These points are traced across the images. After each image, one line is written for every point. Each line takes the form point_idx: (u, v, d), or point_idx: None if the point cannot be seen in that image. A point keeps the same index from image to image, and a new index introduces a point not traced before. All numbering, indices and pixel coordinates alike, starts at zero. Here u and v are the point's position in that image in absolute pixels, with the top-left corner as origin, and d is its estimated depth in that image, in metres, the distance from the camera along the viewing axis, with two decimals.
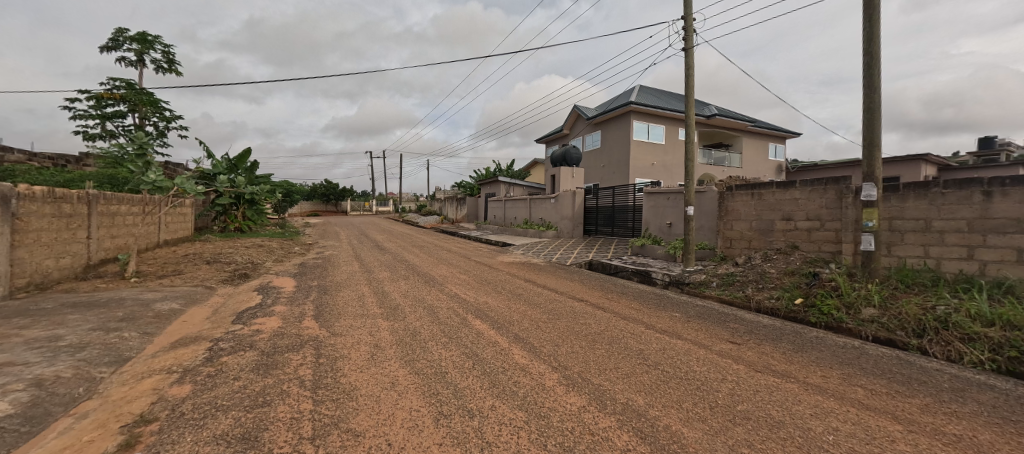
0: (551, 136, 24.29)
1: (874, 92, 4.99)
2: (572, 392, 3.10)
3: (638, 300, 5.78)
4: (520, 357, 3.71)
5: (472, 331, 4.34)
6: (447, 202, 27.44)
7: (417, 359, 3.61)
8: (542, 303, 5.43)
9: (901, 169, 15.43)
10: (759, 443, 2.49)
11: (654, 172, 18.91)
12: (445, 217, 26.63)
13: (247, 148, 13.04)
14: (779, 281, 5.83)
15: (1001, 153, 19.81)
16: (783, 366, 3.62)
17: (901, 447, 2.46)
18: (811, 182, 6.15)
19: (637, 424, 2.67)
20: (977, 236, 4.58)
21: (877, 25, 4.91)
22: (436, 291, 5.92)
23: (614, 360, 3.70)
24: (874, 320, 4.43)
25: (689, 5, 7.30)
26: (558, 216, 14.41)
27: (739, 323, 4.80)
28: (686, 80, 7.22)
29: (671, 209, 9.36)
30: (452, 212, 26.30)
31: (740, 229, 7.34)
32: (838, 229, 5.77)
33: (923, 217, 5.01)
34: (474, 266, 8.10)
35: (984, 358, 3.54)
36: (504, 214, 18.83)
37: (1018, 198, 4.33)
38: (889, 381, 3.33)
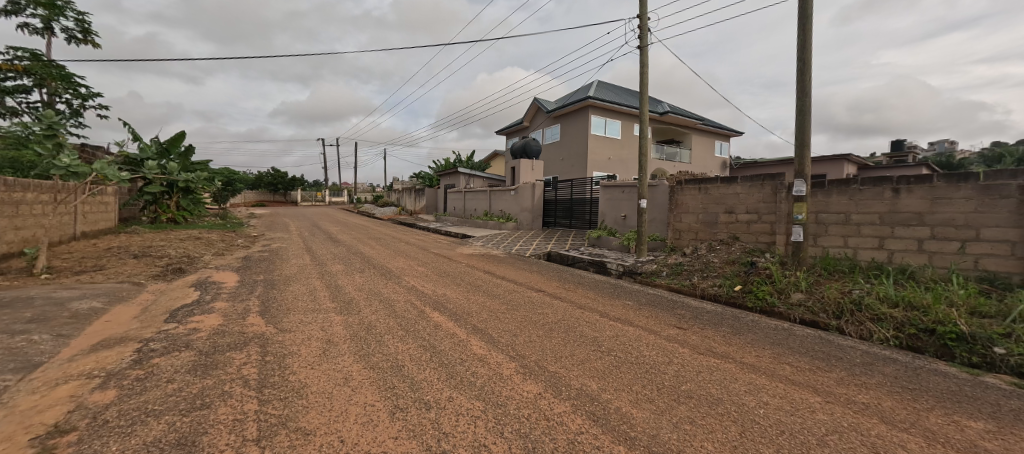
0: (512, 128, 24.25)
1: (805, 96, 5.43)
2: (529, 380, 3.16)
3: (594, 290, 5.97)
4: (477, 348, 3.73)
5: (430, 323, 4.30)
6: (406, 193, 26.72)
7: (372, 353, 3.52)
8: (501, 294, 5.46)
9: (827, 167, 16.99)
10: (701, 419, 2.68)
11: (611, 166, 19.52)
12: (404, 209, 25.92)
13: (181, 131, 11.93)
14: (721, 270, 6.25)
15: (909, 155, 22.23)
16: (723, 347, 3.90)
17: (820, 417, 2.75)
18: (750, 178, 6.61)
19: (591, 408, 2.78)
20: (887, 228, 5.15)
21: (809, 34, 5.34)
22: (393, 283, 5.78)
23: (570, 348, 3.80)
24: (801, 304, 4.88)
25: (644, 4, 7.52)
26: (518, 208, 14.50)
27: (685, 310, 5.10)
28: (641, 77, 7.46)
29: (626, 202, 9.72)
30: (412, 203, 25.64)
31: (688, 222, 7.77)
32: (773, 221, 6.27)
33: (844, 211, 5.56)
34: (433, 258, 7.97)
35: (890, 335, 4.03)
36: (464, 206, 18.65)
37: (920, 195, 4.91)
38: (812, 359, 3.68)
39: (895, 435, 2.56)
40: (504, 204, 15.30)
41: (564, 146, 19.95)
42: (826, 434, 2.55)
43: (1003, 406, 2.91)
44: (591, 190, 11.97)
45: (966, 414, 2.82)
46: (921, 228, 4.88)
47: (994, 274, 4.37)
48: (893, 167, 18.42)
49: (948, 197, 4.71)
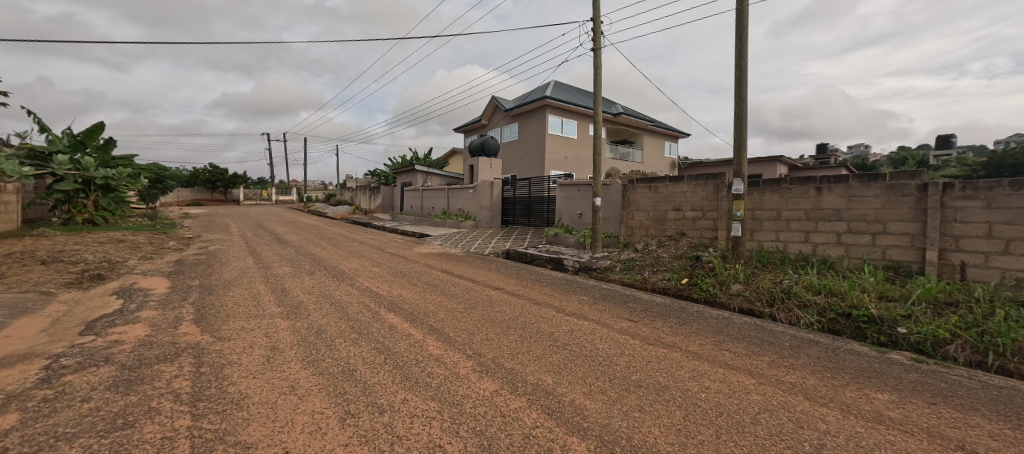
0: (470, 126, 24.08)
1: (742, 101, 5.83)
2: (486, 378, 3.16)
3: (551, 286, 6.09)
4: (434, 348, 3.68)
5: (385, 324, 4.18)
6: (360, 192, 25.71)
7: (321, 358, 3.36)
8: (459, 293, 5.42)
9: (762, 167, 18.47)
10: (649, 406, 2.81)
11: (569, 165, 19.99)
12: (359, 207, 24.99)
13: (100, 122, 10.75)
14: (670, 264, 6.59)
15: (831, 157, 24.73)
16: (670, 337, 4.11)
17: (754, 397, 2.98)
18: (695, 177, 7.02)
19: (546, 401, 2.83)
20: (812, 223, 5.67)
21: (745, 44, 5.74)
22: (345, 285, 5.55)
23: (526, 344, 3.85)
24: (740, 294, 5.26)
25: (598, 7, 7.72)
26: (477, 206, 14.44)
27: (637, 303, 5.34)
28: (595, 78, 7.67)
29: (581, 200, 9.98)
30: (367, 202, 24.74)
31: (639, 219, 8.11)
32: (715, 218, 6.70)
33: (776, 208, 6.06)
34: (388, 258, 7.75)
35: (815, 320, 4.45)
36: (422, 205, 18.26)
37: (839, 193, 5.45)
38: (748, 344, 3.98)
39: (817, 410, 2.83)
40: (463, 202, 15.17)
41: (522, 145, 20.10)
42: (759, 412, 2.77)
43: (904, 378, 3.31)
44: (549, 189, 12.17)
45: (874, 387, 3.17)
46: (839, 223, 5.42)
47: (898, 263, 4.94)
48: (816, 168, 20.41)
49: (861, 195, 5.26)
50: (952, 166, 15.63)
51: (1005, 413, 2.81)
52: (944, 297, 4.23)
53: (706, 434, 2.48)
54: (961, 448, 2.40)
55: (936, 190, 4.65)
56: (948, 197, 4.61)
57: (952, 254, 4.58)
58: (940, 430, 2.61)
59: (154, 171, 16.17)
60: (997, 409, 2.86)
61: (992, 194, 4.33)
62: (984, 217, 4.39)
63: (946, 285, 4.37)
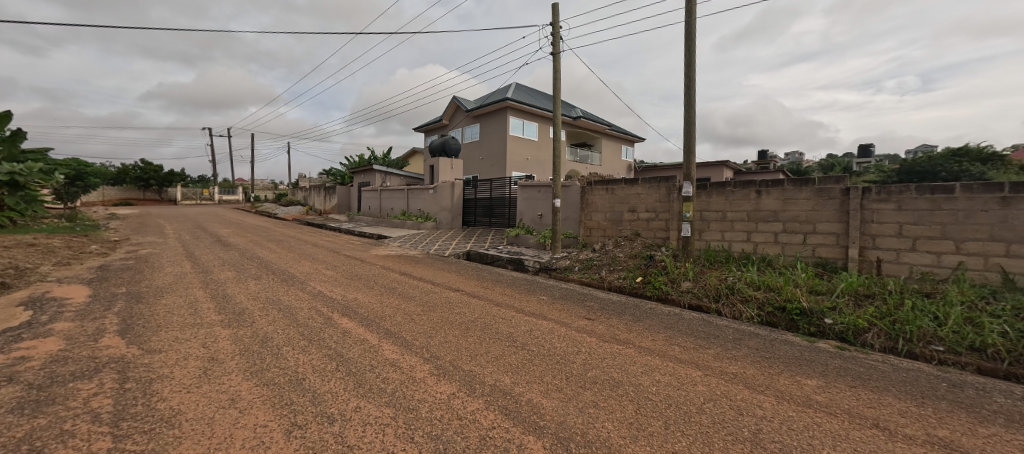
0: (431, 126, 23.72)
1: (691, 109, 6.16)
2: (443, 381, 3.11)
3: (511, 287, 6.12)
4: (390, 352, 3.58)
5: (338, 330, 4.02)
6: (314, 192, 24.52)
7: (266, 368, 3.18)
8: (417, 296, 5.32)
9: (709, 171, 19.68)
10: (603, 402, 2.90)
11: (530, 167, 20.25)
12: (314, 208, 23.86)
13: (6, 111, 9.53)
14: (626, 263, 6.84)
15: (770, 162, 26.86)
16: (624, 334, 4.27)
17: (700, 388, 3.15)
18: (649, 179, 7.33)
19: (503, 402, 2.83)
20: (753, 223, 6.10)
21: (693, 54, 6.07)
22: (294, 290, 5.27)
23: (484, 346, 3.84)
24: (689, 291, 5.55)
25: (558, 13, 7.86)
26: (437, 207, 14.24)
27: (594, 302, 5.49)
28: (554, 82, 7.80)
29: (542, 202, 10.12)
30: (320, 203, 23.59)
31: (597, 220, 8.34)
32: (667, 219, 7.04)
33: (722, 210, 6.45)
34: (344, 261, 7.45)
35: (755, 314, 4.78)
36: (382, 205, 17.72)
37: (776, 196, 5.90)
38: (696, 338, 4.21)
39: (755, 397, 3.04)
40: (423, 203, 14.90)
41: (484, 146, 20.05)
42: (704, 402, 2.93)
43: (829, 365, 3.64)
44: (510, 190, 12.25)
45: (804, 374, 3.46)
46: (776, 224, 5.87)
47: (826, 260, 5.42)
48: (757, 173, 22.08)
49: (795, 197, 5.71)
50: (869, 172, 17.49)
51: (911, 393, 3.17)
52: (863, 290, 4.69)
53: (656, 426, 2.59)
54: (876, 426, 2.67)
55: (857, 194, 5.16)
56: (867, 200, 5.12)
57: (870, 251, 5.09)
58: (859, 411, 2.89)
59: (75, 167, 14.55)
60: (905, 390, 3.21)
61: (902, 198, 4.86)
62: (896, 218, 4.92)
63: (865, 279, 4.85)
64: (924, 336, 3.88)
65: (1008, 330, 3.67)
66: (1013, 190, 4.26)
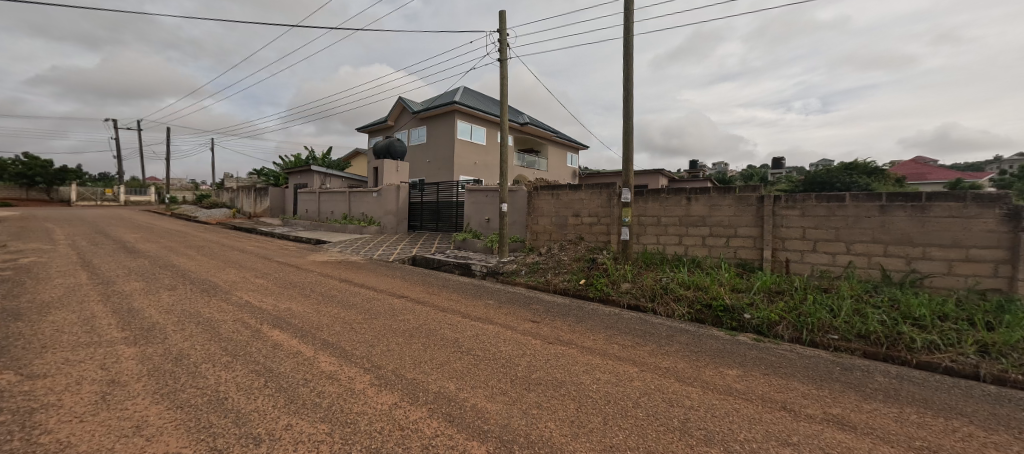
0: (375, 126, 22.86)
1: (628, 120, 6.54)
2: (384, 391, 3.00)
3: (457, 292, 6.06)
4: (326, 364, 3.40)
5: (267, 343, 3.73)
6: (242, 193, 22.46)
7: (181, 389, 2.86)
8: (357, 304, 5.08)
9: (647, 179, 21.11)
10: (546, 402, 2.97)
11: (479, 171, 20.29)
12: (240, 211, 21.82)
13: None
14: (570, 266, 7.07)
15: (700, 170, 29.42)
16: (568, 335, 4.40)
17: (636, 384, 3.34)
18: (592, 186, 7.65)
19: (447, 409, 2.80)
20: (684, 228, 6.60)
21: (630, 69, 6.45)
22: (217, 301, 4.80)
23: (429, 352, 3.77)
24: (628, 291, 5.87)
25: (505, 20, 7.96)
26: (381, 211, 13.74)
27: (539, 305, 5.59)
28: (501, 87, 7.89)
29: (489, 206, 10.17)
30: (249, 205, 21.66)
31: (543, 224, 8.53)
32: (609, 223, 7.40)
33: (657, 215, 6.90)
34: (276, 269, 6.92)
35: (687, 311, 5.16)
36: (320, 208, 16.70)
37: (703, 202, 6.43)
38: (633, 336, 4.46)
39: (684, 389, 3.28)
40: (366, 206, 14.30)
41: (432, 149, 19.70)
42: (640, 396, 3.11)
43: (748, 356, 4.03)
44: (457, 194, 12.15)
45: (727, 365, 3.80)
46: (704, 228, 6.40)
47: (745, 261, 6.01)
48: (688, 181, 24.07)
49: (719, 204, 6.27)
50: (780, 182, 19.77)
51: (813, 377, 3.60)
52: (775, 287, 5.27)
53: (595, 422, 2.70)
54: (783, 408, 3.00)
55: (769, 202, 5.80)
56: (777, 207, 5.78)
57: (781, 252, 5.74)
58: (771, 396, 3.22)
59: None
60: (809, 375, 3.64)
61: (805, 205, 5.56)
62: (800, 223, 5.61)
63: (776, 277, 5.45)
64: (823, 326, 4.43)
65: (885, 318, 4.32)
66: (889, 199, 5.03)
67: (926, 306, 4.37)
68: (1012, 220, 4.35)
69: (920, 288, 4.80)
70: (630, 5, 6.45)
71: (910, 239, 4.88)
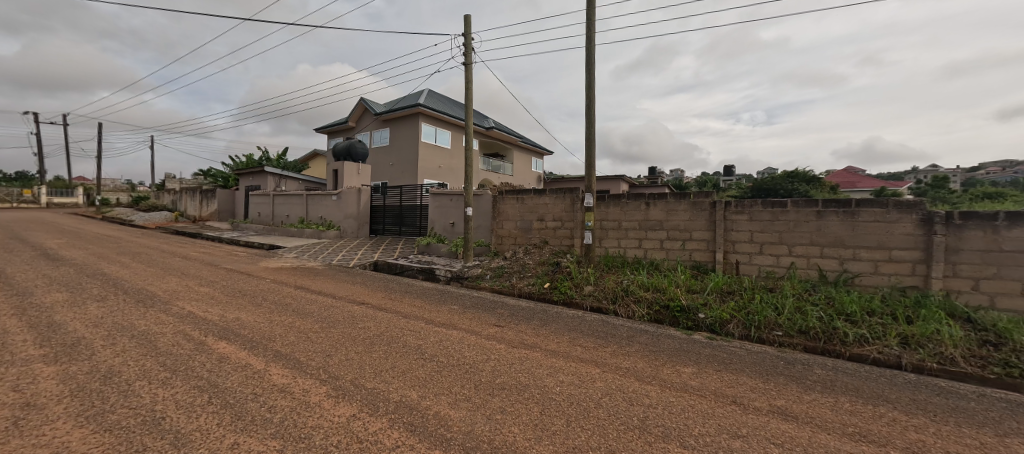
0: (335, 127, 22.05)
1: (590, 127, 6.73)
2: (342, 403, 2.88)
3: (421, 297, 5.94)
4: (279, 376, 3.21)
5: (212, 356, 3.47)
6: (186, 195, 20.85)
7: (109, 410, 2.59)
8: (313, 312, 4.85)
9: (608, 184, 21.75)
10: (510, 406, 2.97)
11: (443, 175, 20.08)
12: (182, 215, 20.21)
13: None
14: (535, 270, 7.15)
15: (659, 177, 30.75)
16: (533, 339, 4.43)
17: (598, 384, 3.42)
18: (556, 190, 7.79)
19: (409, 418, 2.73)
20: (644, 231, 6.86)
21: (592, 78, 6.64)
22: (154, 312, 4.42)
23: (390, 360, 3.67)
24: (590, 294, 6.01)
25: (469, 24, 7.97)
26: (341, 215, 13.28)
27: (504, 309, 5.61)
28: (466, 91, 7.87)
29: (454, 210, 10.08)
30: (194, 208, 20.12)
31: (508, 228, 8.56)
32: (572, 227, 7.56)
33: (618, 219, 7.13)
34: (224, 276, 6.48)
35: (646, 312, 5.36)
36: (275, 212, 15.84)
37: (661, 207, 6.71)
38: (595, 338, 4.57)
39: (643, 388, 3.39)
40: (326, 210, 13.74)
41: (396, 152, 19.27)
42: (601, 397, 3.18)
43: (702, 354, 4.24)
44: (421, 198, 11.96)
45: (683, 363, 3.98)
46: (662, 232, 6.68)
47: (700, 263, 6.34)
48: (647, 187, 25.12)
49: (675, 209, 6.57)
50: (730, 189, 21.07)
51: (760, 371, 3.84)
52: (726, 287, 5.59)
53: (558, 424, 2.73)
54: (733, 402, 3.18)
55: (720, 207, 6.16)
56: (728, 212, 6.14)
57: (731, 255, 6.10)
58: (723, 391, 3.41)
59: None
60: (756, 370, 3.88)
61: (752, 210, 5.96)
62: (748, 227, 5.99)
63: (728, 278, 5.79)
64: (769, 324, 4.75)
65: (822, 314, 4.69)
66: (824, 205, 5.48)
67: (856, 303, 4.79)
68: (926, 224, 4.88)
69: (851, 286, 5.26)
70: (592, 17, 6.65)
71: (842, 241, 5.35)
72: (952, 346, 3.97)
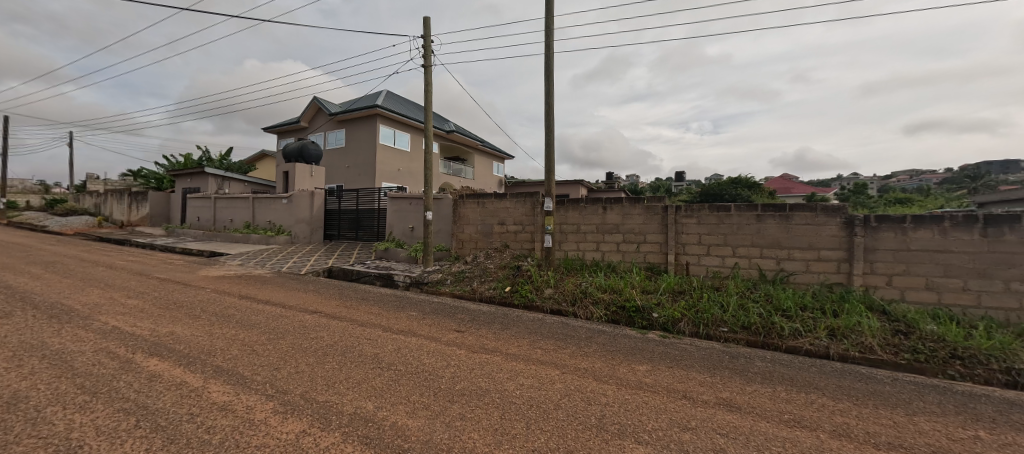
0: (286, 126, 20.91)
1: (550, 132, 6.87)
2: (291, 419, 2.73)
3: (378, 304, 5.77)
4: (219, 394, 2.98)
5: (141, 375, 3.17)
6: (112, 198, 18.85)
7: (12, 441, 2.28)
8: (260, 323, 4.57)
9: (567, 189, 22.25)
10: (469, 413, 2.94)
11: (402, 178, 19.64)
12: (105, 220, 18.21)
13: None
14: (496, 274, 7.17)
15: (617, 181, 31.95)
16: (493, 343, 4.43)
17: (557, 386, 3.49)
18: (516, 194, 7.86)
19: (364, 431, 2.64)
20: (601, 235, 7.08)
21: (551, 85, 6.79)
22: (71, 328, 3.97)
23: (344, 371, 3.53)
24: (550, 296, 6.12)
25: (429, 26, 7.89)
26: (292, 219, 12.60)
27: (464, 313, 5.57)
28: (425, 93, 7.77)
29: (413, 214, 9.89)
30: (120, 212, 18.21)
31: (469, 232, 8.52)
32: (532, 231, 7.67)
33: (577, 223, 7.32)
34: (157, 286, 5.93)
35: (604, 314, 5.53)
36: (218, 216, 14.73)
37: (617, 211, 6.97)
38: (555, 339, 4.66)
39: (601, 387, 3.50)
40: (276, 214, 12.97)
41: (353, 153, 18.59)
42: (561, 398, 3.25)
43: (655, 351, 4.44)
44: (379, 201, 11.62)
45: (638, 361, 4.15)
46: (618, 235, 6.93)
47: (653, 264, 6.64)
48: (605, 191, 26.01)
49: (631, 213, 6.85)
50: (682, 194, 22.28)
51: (707, 366, 4.09)
52: (677, 287, 5.90)
53: (518, 427, 2.76)
54: (683, 397, 3.36)
55: (672, 210, 6.51)
56: (679, 215, 6.49)
57: (682, 256, 6.45)
58: (674, 386, 3.58)
59: None
60: (704, 364, 4.12)
61: (700, 214, 6.34)
62: (697, 229, 6.36)
63: (679, 279, 6.11)
64: (716, 320, 5.07)
65: (762, 310, 5.08)
66: (763, 209, 5.94)
67: (791, 299, 5.23)
68: (848, 226, 5.43)
69: (787, 284, 5.74)
70: (551, 25, 6.80)
71: (779, 243, 5.82)
72: (871, 336, 4.44)
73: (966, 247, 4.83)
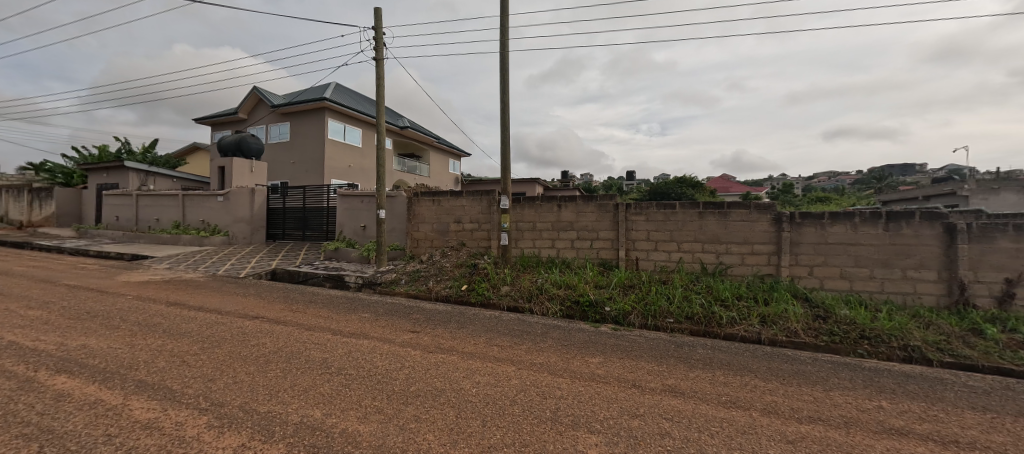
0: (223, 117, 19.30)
1: (505, 131, 6.90)
2: (227, 433, 2.54)
3: (328, 307, 5.52)
4: (143, 411, 2.72)
5: (46, 395, 2.80)
6: (7, 195, 16.40)
7: None
8: (193, 331, 4.21)
9: (523, 187, 22.49)
10: (424, 414, 2.91)
11: (354, 175, 18.85)
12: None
13: None
14: (452, 272, 7.11)
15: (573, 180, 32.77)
16: (449, 343, 4.40)
17: (512, 382, 3.54)
18: (473, 192, 7.84)
19: (311, 440, 2.52)
20: (557, 232, 7.25)
21: (506, 84, 6.82)
22: None
23: (290, 378, 3.35)
24: (507, 294, 6.18)
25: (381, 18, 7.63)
26: (230, 218, 11.68)
27: (419, 313, 5.48)
28: (377, 88, 7.51)
29: (365, 212, 9.55)
30: (18, 212, 15.92)
31: (424, 231, 8.36)
32: (489, 229, 7.70)
33: (533, 221, 7.43)
34: (66, 294, 5.27)
35: (560, 309, 5.68)
36: (141, 215, 13.29)
37: (571, 209, 7.17)
38: (512, 336, 4.72)
39: (556, 381, 3.60)
40: (211, 213, 11.96)
41: (299, 148, 17.54)
42: (516, 394, 3.30)
43: (607, 344, 4.63)
44: (328, 200, 11.07)
45: (591, 353, 4.31)
46: (573, 232, 7.13)
47: (606, 260, 6.91)
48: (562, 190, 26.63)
49: (584, 211, 7.08)
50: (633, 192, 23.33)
51: (655, 355, 4.33)
52: (627, 281, 6.20)
53: (474, 425, 2.77)
54: (632, 385, 3.55)
55: (623, 208, 6.80)
56: (629, 213, 6.80)
57: (632, 252, 6.77)
58: (624, 376, 3.76)
59: None
60: (652, 354, 4.37)
61: (648, 212, 6.69)
62: (645, 226, 6.69)
63: (629, 273, 6.41)
64: (662, 312, 5.38)
65: (704, 301, 5.47)
66: (704, 206, 6.37)
67: (729, 290, 5.67)
68: (777, 222, 5.97)
69: (725, 276, 6.21)
70: (505, 24, 6.81)
71: (718, 238, 6.28)
72: (795, 322, 4.93)
73: (872, 240, 5.49)
